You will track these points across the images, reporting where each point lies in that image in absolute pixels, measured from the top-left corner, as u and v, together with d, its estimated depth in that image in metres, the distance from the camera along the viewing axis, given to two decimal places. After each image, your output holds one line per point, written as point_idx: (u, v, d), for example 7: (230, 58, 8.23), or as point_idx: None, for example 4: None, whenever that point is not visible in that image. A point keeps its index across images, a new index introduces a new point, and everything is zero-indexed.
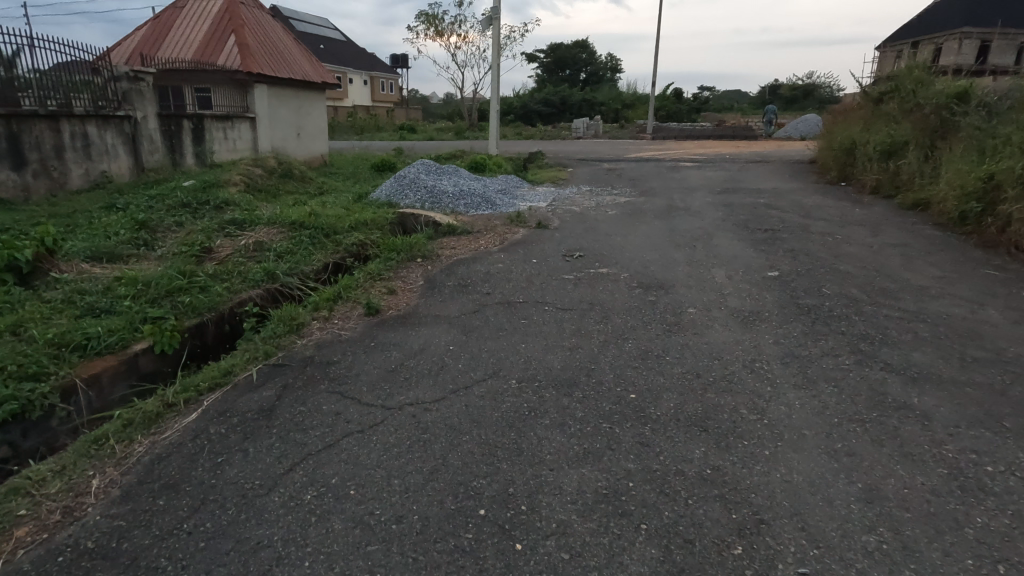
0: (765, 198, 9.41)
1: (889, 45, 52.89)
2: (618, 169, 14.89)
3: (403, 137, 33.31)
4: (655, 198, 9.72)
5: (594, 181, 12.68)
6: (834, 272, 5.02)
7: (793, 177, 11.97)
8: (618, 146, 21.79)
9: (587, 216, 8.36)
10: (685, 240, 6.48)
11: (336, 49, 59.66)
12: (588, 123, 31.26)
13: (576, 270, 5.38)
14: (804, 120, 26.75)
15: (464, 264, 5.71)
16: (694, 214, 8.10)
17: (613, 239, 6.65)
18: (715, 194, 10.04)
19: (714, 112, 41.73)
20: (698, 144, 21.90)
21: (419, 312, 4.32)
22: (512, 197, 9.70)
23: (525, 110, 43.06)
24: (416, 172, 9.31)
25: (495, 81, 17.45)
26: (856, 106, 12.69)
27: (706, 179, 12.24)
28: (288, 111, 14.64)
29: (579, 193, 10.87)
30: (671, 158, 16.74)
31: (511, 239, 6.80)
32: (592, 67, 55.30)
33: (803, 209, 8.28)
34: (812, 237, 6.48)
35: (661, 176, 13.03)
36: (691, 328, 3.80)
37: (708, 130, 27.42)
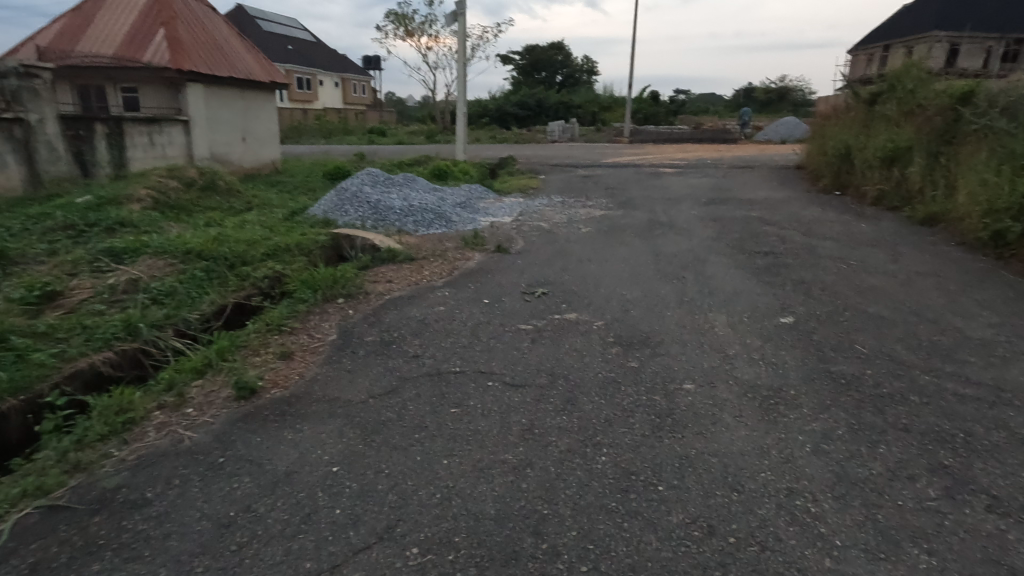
0: (756, 210, 8.44)
1: (861, 49, 53.19)
2: (594, 175, 13.84)
3: (372, 140, 31.98)
4: (634, 211, 8.69)
5: (568, 189, 11.61)
6: (860, 316, 3.99)
7: (782, 185, 11.04)
8: (594, 151, 20.74)
9: (557, 233, 7.26)
10: (671, 266, 5.42)
11: (306, 50, 57.92)
12: (563, 126, 30.21)
13: (537, 315, 4.23)
14: (783, 122, 26.08)
15: (399, 306, 4.53)
16: (678, 231, 7.07)
17: (584, 265, 5.55)
18: (700, 205, 9.04)
19: (691, 114, 41.08)
20: (678, 147, 21.03)
21: (313, 391, 3.12)
22: (472, 212, 8.56)
23: (500, 113, 42.01)
24: (361, 184, 8.08)
25: (462, 82, 16.25)
26: (847, 108, 11.81)
27: (689, 187, 11.25)
28: (231, 114, 13.24)
29: (551, 205, 9.73)
30: (650, 164, 15.74)
31: (464, 267, 5.65)
32: (568, 69, 54.42)
33: (800, 223, 7.33)
34: (820, 261, 5.47)
35: (640, 183, 12.02)
36: (686, 419, 2.70)
37: (687, 133, 26.69)
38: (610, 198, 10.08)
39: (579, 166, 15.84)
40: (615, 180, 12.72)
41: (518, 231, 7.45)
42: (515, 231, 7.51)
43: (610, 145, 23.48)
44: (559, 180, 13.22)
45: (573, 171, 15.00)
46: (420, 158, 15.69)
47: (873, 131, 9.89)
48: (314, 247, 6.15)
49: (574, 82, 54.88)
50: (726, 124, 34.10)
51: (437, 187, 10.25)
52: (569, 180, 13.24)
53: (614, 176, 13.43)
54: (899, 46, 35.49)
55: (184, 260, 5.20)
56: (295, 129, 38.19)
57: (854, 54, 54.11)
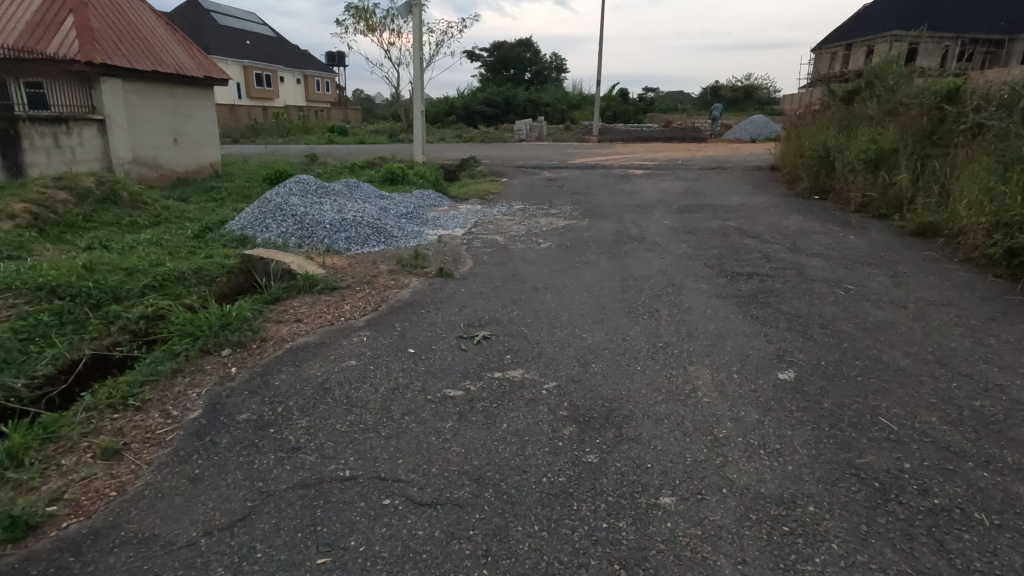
0: (732, 219, 7.71)
1: (823, 48, 53.89)
2: (560, 178, 13.01)
3: (332, 140, 30.57)
4: (601, 220, 7.86)
5: (531, 194, 10.74)
6: (874, 368, 3.20)
7: (757, 189, 10.37)
8: (561, 151, 19.93)
9: (514, 250, 6.37)
10: (641, 294, 4.59)
11: (265, 45, 55.74)
12: (531, 125, 29.37)
13: (472, 371, 3.32)
14: (751, 120, 25.78)
15: (301, 359, 3.57)
16: (649, 245, 6.26)
17: (539, 294, 4.68)
18: (672, 212, 8.28)
19: (660, 112, 40.78)
20: (647, 147, 20.40)
21: (126, 522, 2.14)
22: (418, 224, 7.59)
23: (466, 111, 40.97)
24: (287, 193, 7.03)
25: (419, 79, 15.23)
26: (822, 108, 11.24)
27: (659, 191, 10.51)
28: (158, 113, 12.00)
29: (509, 214, 8.83)
30: (618, 165, 15.00)
31: (396, 298, 4.72)
32: (536, 66, 53.65)
33: (782, 235, 6.61)
34: (812, 286, 4.71)
35: (608, 187, 11.23)
36: (664, 568, 1.84)
37: (656, 132, 26.19)
38: (576, 205, 9.24)
39: (545, 168, 14.98)
40: (581, 184, 11.90)
41: (470, 248, 6.54)
42: (466, 247, 6.59)
43: (577, 144, 22.73)
44: (522, 184, 12.33)
45: (538, 173, 14.13)
46: (375, 161, 14.63)
47: (852, 132, 9.29)
48: (218, 274, 5.14)
49: (542, 79, 54.14)
50: (695, 123, 33.81)
51: (382, 194, 9.23)
52: (533, 184, 12.36)
53: (581, 179, 12.61)
54: (861, 45, 35.78)
55: (32, 300, 4.13)
56: (251, 127, 36.44)
57: (818, 52, 54.75)
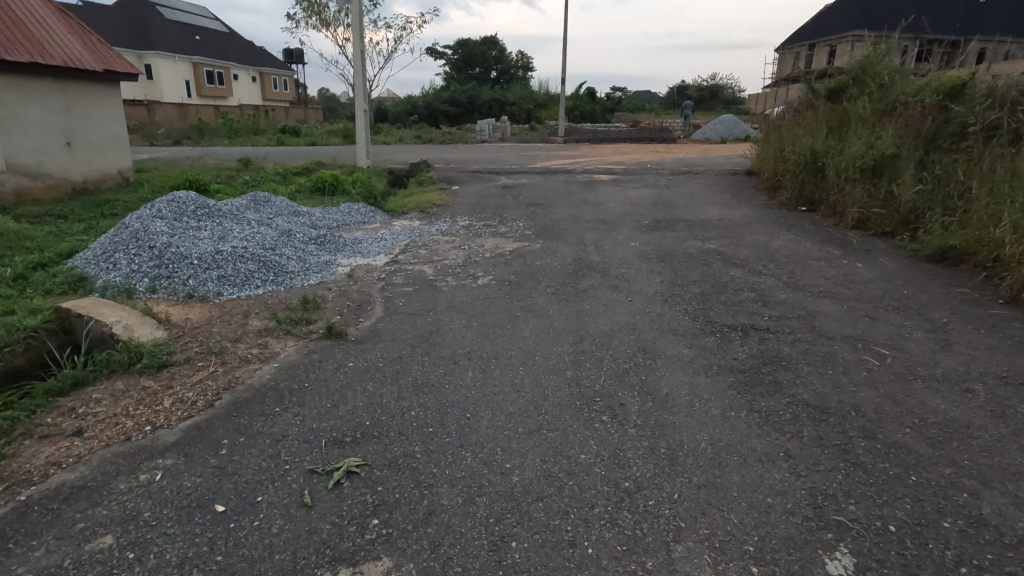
0: (712, 239, 6.48)
1: (788, 48, 54.08)
2: (518, 186, 11.69)
3: (282, 141, 28.64)
4: (556, 242, 6.53)
5: (481, 206, 9.37)
6: (979, 540, 1.93)
7: (735, 199, 9.22)
8: (522, 153, 18.64)
9: (444, 288, 4.99)
10: (600, 370, 3.25)
11: (216, 40, 52.92)
12: (494, 124, 28.03)
13: (306, 558, 1.93)
14: (721, 120, 24.97)
15: (21, 534, 2.09)
16: (613, 281, 4.95)
17: (458, 369, 3.30)
18: (641, 231, 7.01)
19: (627, 111, 39.96)
20: (615, 148, 19.28)
21: None
22: (331, 251, 6.09)
23: (429, 110, 39.38)
24: (152, 215, 5.43)
25: (362, 76, 13.68)
26: (803, 109, 10.16)
27: (626, 201, 9.27)
28: (41, 112, 10.19)
29: (451, 232, 7.41)
30: (582, 169, 13.74)
31: (252, 379, 3.28)
32: (501, 65, 52.36)
33: (774, 263, 5.40)
34: (832, 349, 3.45)
35: (569, 196, 9.93)
36: None
37: (624, 132, 25.16)
38: (529, 221, 7.89)
39: (502, 174, 13.62)
40: (540, 193, 10.59)
41: (387, 285, 5.11)
42: (384, 284, 5.15)
43: (541, 146, 21.49)
44: (473, 193, 10.94)
45: (494, 180, 12.77)
46: (312, 167, 13.05)
47: (841, 136, 8.19)
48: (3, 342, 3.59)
49: (507, 78, 52.88)
50: (663, 123, 33.03)
51: (297, 209, 7.68)
52: (486, 192, 11.00)
53: (540, 187, 11.30)
54: (825, 45, 35.70)
55: None
56: (196, 128, 34.09)
57: (782, 52, 54.96)
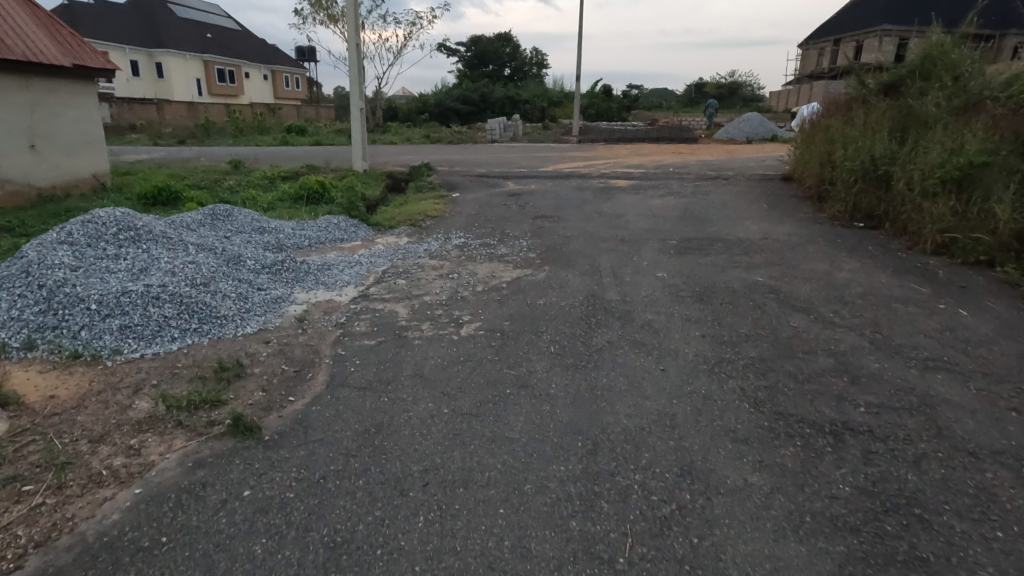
0: (759, 267, 5.26)
1: (811, 44, 52.26)
2: (525, 192, 10.54)
3: (286, 141, 27.78)
4: (566, 269, 5.37)
5: (481, 218, 8.24)
6: None
7: (776, 212, 7.95)
8: (533, 155, 17.45)
9: (418, 340, 3.84)
10: (627, 519, 2.08)
11: (227, 38, 52.38)
12: (506, 123, 26.92)
13: None
14: (745, 118, 23.58)
15: None
16: (639, 334, 3.77)
17: (407, 509, 2.16)
18: (668, 254, 5.82)
19: (644, 109, 38.59)
20: (632, 149, 18.04)
21: None
22: (287, 282, 4.97)
23: (440, 108, 38.40)
24: (58, 241, 4.35)
25: (358, 72, 12.54)
26: (855, 106, 8.82)
27: (647, 213, 8.07)
28: (1, 110, 9.23)
29: (440, 252, 6.26)
30: (598, 173, 12.53)
31: (94, 521, 2.14)
32: (515, 62, 51.21)
33: (847, 305, 4.18)
34: (989, 480, 2.24)
35: (582, 206, 8.75)
36: None
37: (641, 131, 23.88)
38: (535, 239, 6.73)
39: (510, 178, 12.46)
40: (550, 201, 9.42)
41: (347, 334, 3.97)
42: (343, 331, 4.02)
43: (553, 146, 20.29)
44: (475, 201, 9.80)
45: (500, 185, 11.62)
46: (303, 171, 11.99)
47: (907, 139, 6.90)
48: None
49: (521, 75, 51.73)
50: (682, 121, 31.66)
51: (262, 224, 6.57)
52: (490, 200, 9.85)
53: (550, 194, 10.13)
54: None
55: None
56: (203, 127, 33.41)
57: (806, 48, 53.18)
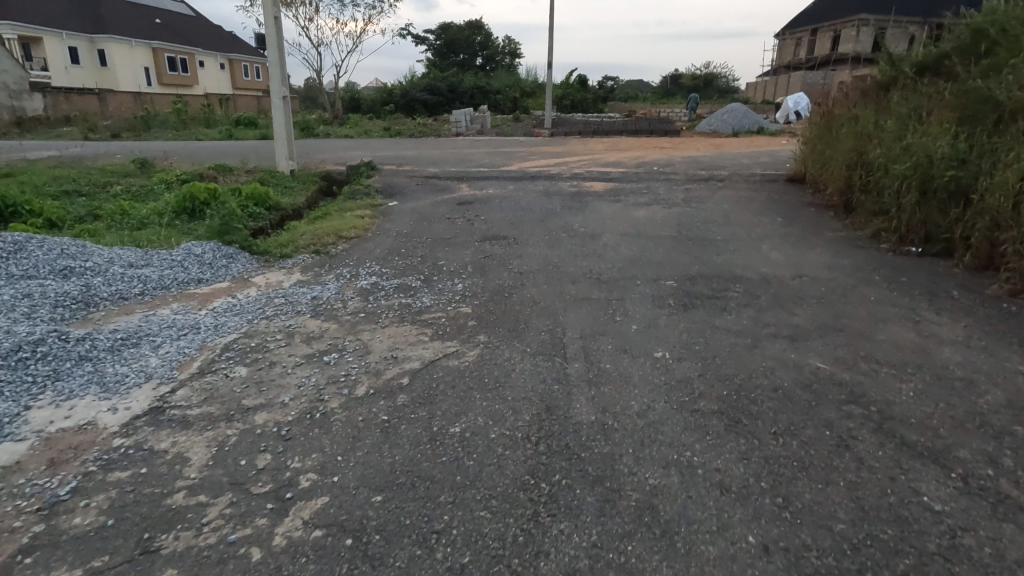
0: (812, 336, 3.39)
1: (788, 34, 51.15)
2: (480, 199, 8.61)
3: (231, 134, 25.26)
4: (513, 344, 3.42)
5: (413, 239, 6.25)
6: None
7: (797, 230, 6.13)
8: (497, 151, 15.46)
9: (181, 565, 1.85)
10: None
11: (178, 23, 48.94)
12: (474, 115, 24.86)
13: None
14: (730, 110, 21.98)
15: None
16: (634, 549, 1.84)
17: None
18: (668, 308, 3.91)
19: (621, 101, 36.82)
20: (609, 144, 16.17)
21: None
22: (28, 385, 2.93)
23: (406, 100, 36.09)
24: None
25: (280, 55, 10.31)
26: (890, 94, 7.00)
27: (632, 231, 6.16)
28: None
29: (330, 306, 4.23)
30: (570, 174, 10.59)
31: None
32: (487, 51, 49.01)
33: (1005, 440, 2.33)
34: None
35: (548, 220, 6.81)
36: None
37: (619, 123, 22.07)
38: (478, 278, 4.77)
39: (467, 180, 10.46)
40: (507, 213, 7.46)
41: (43, 541, 1.96)
42: (45, 529, 2.02)
43: (522, 141, 18.32)
44: (413, 212, 7.78)
45: (452, 189, 9.65)
46: (211, 174, 9.81)
47: (984, 137, 5.11)
48: None
49: (494, 65, 49.60)
50: (661, 113, 30.09)
51: (70, 264, 4.52)
52: (434, 210, 7.84)
53: (509, 202, 8.17)
54: None
55: None
56: (143, 119, 30.50)
57: (783, 38, 52.05)
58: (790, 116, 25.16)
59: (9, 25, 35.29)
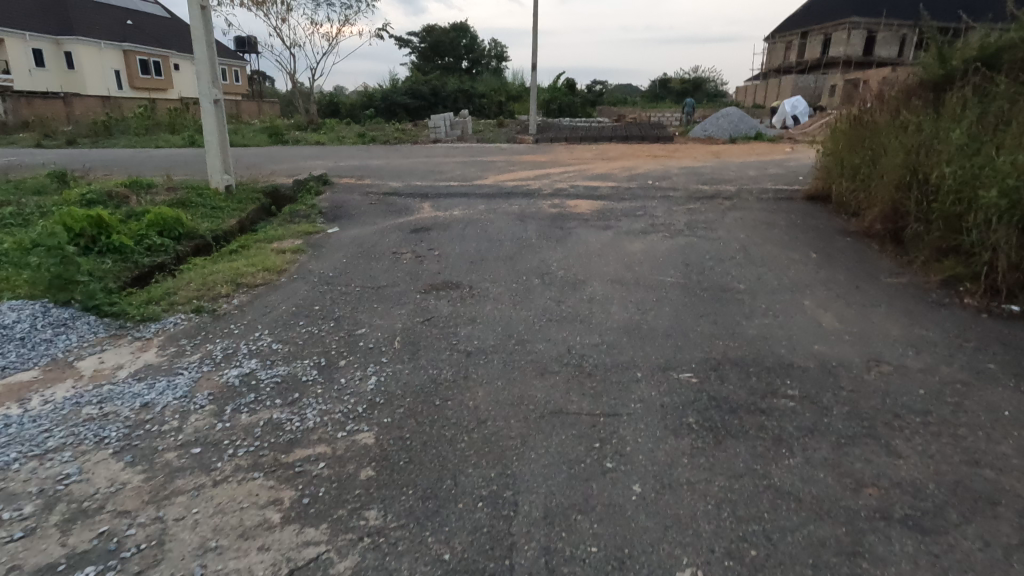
0: (952, 525, 1.91)
1: (778, 37, 50.34)
2: (442, 223, 7.15)
3: (196, 141, 23.59)
4: (422, 543, 1.91)
5: (337, 287, 4.73)
6: None
7: (840, 272, 4.71)
8: (475, 160, 14.00)
9: None
10: None
11: (151, 24, 47.09)
12: (454, 119, 23.35)
13: None
14: (725, 115, 20.73)
15: None
16: None
17: None
18: (690, 441, 2.41)
19: (610, 105, 35.58)
20: (597, 151, 14.79)
21: None
22: None
23: (387, 103, 34.62)
24: None
25: (209, 51, 8.70)
26: (950, 96, 5.56)
27: (626, 276, 4.68)
28: None
29: (154, 430, 2.67)
30: (551, 190, 9.11)
31: None
32: (472, 54, 47.66)
33: None
34: None
35: (518, 258, 5.31)
36: None
37: (607, 129, 20.73)
38: (402, 364, 3.25)
39: (431, 198, 8.96)
40: (469, 243, 6.00)
41: None
42: None
43: (504, 148, 16.91)
44: (352, 243, 6.24)
45: (413, 209, 8.18)
46: (120, 192, 8.17)
47: None
48: None
49: (479, 68, 48.26)
50: (651, 118, 28.87)
51: None
52: (379, 239, 6.31)
53: (474, 228, 6.71)
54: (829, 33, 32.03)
55: None
56: (104, 125, 28.68)
57: (773, 41, 51.26)
58: (787, 120, 24.02)
59: None
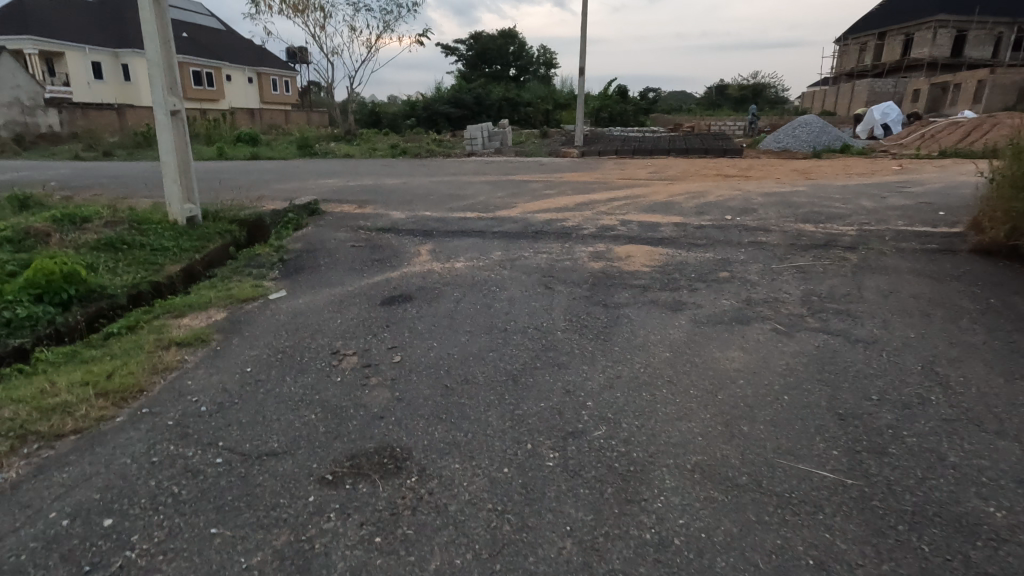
0: None
1: (851, 38, 46.23)
2: (436, 283, 5.05)
3: (225, 153, 22.51)
4: None
5: (193, 447, 2.64)
6: None
7: None
8: (506, 180, 11.91)
9: None
10: None
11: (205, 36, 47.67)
12: (493, 130, 21.30)
13: None
14: (803, 124, 17.84)
15: None
16: None
17: None
18: None
19: (664, 113, 32.94)
20: (653, 169, 12.43)
21: None
22: None
23: (428, 113, 33.19)
24: None
25: (164, 51, 6.88)
26: None
27: (725, 461, 2.37)
28: None
29: None
30: (593, 229, 6.82)
31: None
32: (520, 61, 45.87)
33: None
34: None
35: (526, 383, 3.09)
36: None
37: (663, 140, 18.28)
38: None
39: (436, 238, 6.89)
40: (458, 334, 3.84)
41: None
42: None
43: (544, 163, 14.76)
44: (287, 324, 4.15)
45: (406, 256, 6.13)
46: (41, 226, 6.43)
47: None
48: None
49: (526, 76, 46.32)
50: (712, 127, 26.04)
51: None
52: (327, 319, 4.21)
53: (475, 298, 4.58)
54: None
55: None
56: (143, 137, 28.13)
57: (845, 43, 47.21)
58: (875, 129, 20.78)
59: (25, 38, 33.97)
